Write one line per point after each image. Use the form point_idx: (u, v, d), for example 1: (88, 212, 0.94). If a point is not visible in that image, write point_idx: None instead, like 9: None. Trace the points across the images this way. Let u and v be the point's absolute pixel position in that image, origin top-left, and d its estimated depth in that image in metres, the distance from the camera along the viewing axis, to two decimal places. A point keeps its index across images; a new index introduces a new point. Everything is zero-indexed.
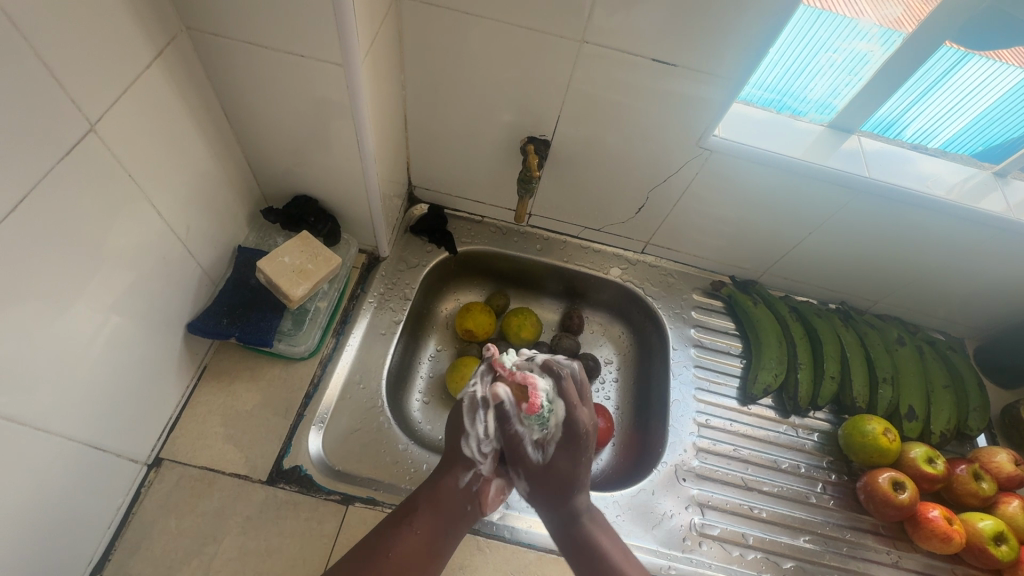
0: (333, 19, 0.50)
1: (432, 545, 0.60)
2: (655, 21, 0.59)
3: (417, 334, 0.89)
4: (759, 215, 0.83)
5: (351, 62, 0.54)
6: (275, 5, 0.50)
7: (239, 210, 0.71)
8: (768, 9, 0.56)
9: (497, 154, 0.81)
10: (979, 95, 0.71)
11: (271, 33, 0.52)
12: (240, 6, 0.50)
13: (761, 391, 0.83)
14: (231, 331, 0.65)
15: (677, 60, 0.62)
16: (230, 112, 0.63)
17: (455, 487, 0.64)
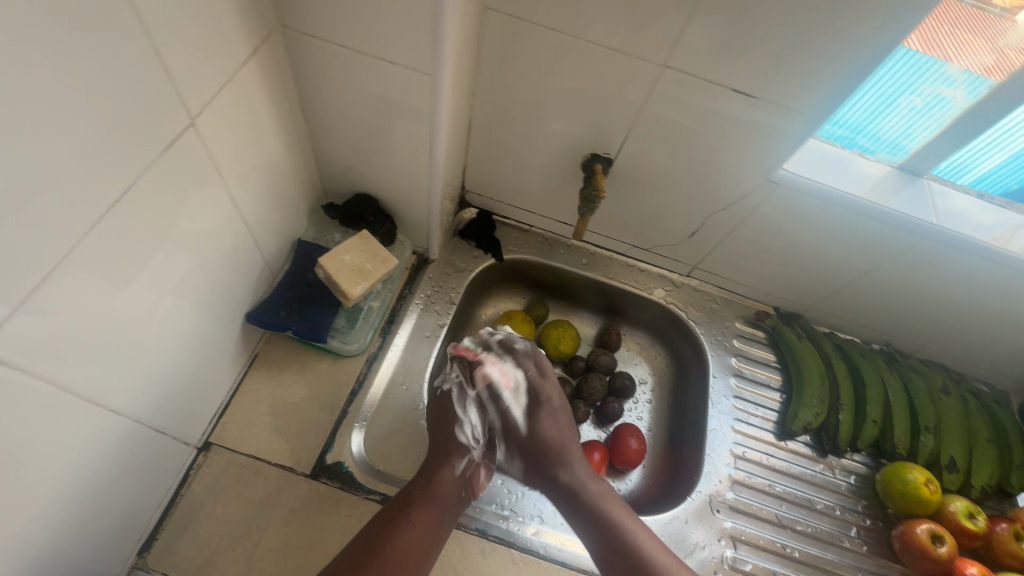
0: (431, 32, 0.50)
1: (432, 537, 0.60)
2: (743, 53, 0.58)
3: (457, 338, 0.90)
4: (814, 250, 0.82)
5: (440, 73, 0.54)
6: (374, 11, 0.49)
7: (302, 203, 0.72)
8: (861, 50, 0.55)
9: (557, 167, 0.81)
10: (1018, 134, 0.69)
11: (364, 37, 0.52)
12: (338, 8, 0.50)
13: (800, 429, 0.82)
14: (288, 324, 0.65)
15: (758, 93, 0.62)
16: (308, 108, 0.63)
17: (453, 476, 0.65)
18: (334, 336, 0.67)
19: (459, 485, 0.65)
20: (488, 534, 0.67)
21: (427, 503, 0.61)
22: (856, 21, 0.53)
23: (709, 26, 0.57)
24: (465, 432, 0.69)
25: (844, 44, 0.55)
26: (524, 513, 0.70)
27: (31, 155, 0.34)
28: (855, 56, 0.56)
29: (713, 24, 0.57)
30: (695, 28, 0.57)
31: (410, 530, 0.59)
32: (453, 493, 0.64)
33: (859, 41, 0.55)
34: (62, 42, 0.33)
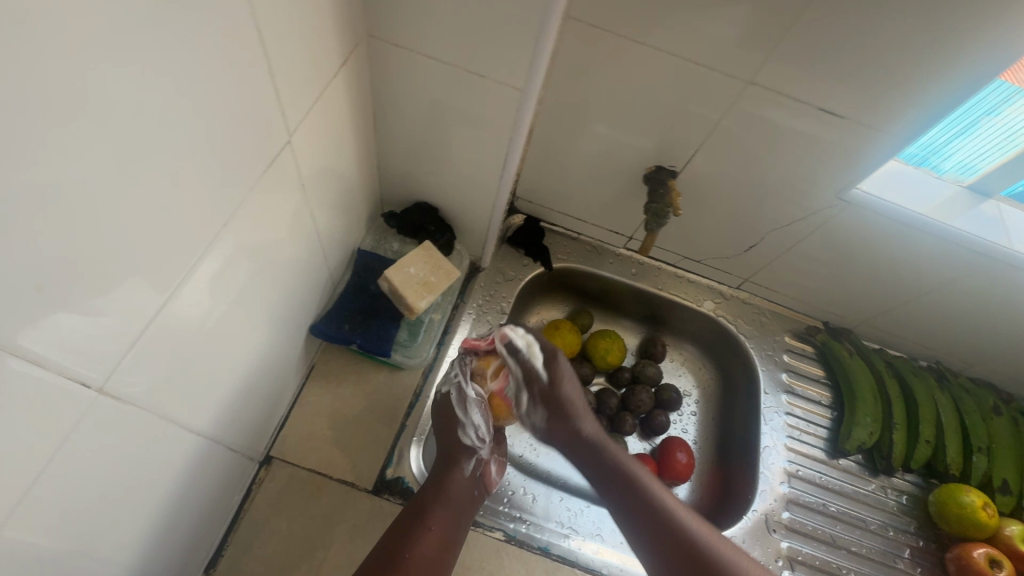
0: (530, 47, 0.48)
1: (453, 536, 0.61)
2: (835, 72, 0.56)
3: None
4: (875, 267, 0.80)
5: (530, 89, 0.52)
6: (472, 24, 0.48)
7: (362, 211, 0.70)
8: (961, 74, 0.54)
9: (617, 178, 0.79)
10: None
11: (455, 49, 0.51)
12: (433, 19, 0.48)
13: (854, 448, 0.81)
14: (353, 337, 0.64)
15: (843, 112, 0.60)
16: (379, 117, 0.61)
17: (463, 477, 0.64)
18: (398, 350, 0.66)
19: (470, 484, 0.65)
20: (551, 553, 0.67)
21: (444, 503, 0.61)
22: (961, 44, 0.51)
23: (804, 44, 0.55)
24: (470, 434, 0.67)
25: (944, 67, 0.54)
26: (583, 531, 0.70)
27: (161, 183, 0.32)
28: (954, 80, 0.55)
29: (808, 42, 0.55)
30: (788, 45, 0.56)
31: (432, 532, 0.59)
32: (467, 492, 0.64)
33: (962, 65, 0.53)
34: (193, 65, 0.31)
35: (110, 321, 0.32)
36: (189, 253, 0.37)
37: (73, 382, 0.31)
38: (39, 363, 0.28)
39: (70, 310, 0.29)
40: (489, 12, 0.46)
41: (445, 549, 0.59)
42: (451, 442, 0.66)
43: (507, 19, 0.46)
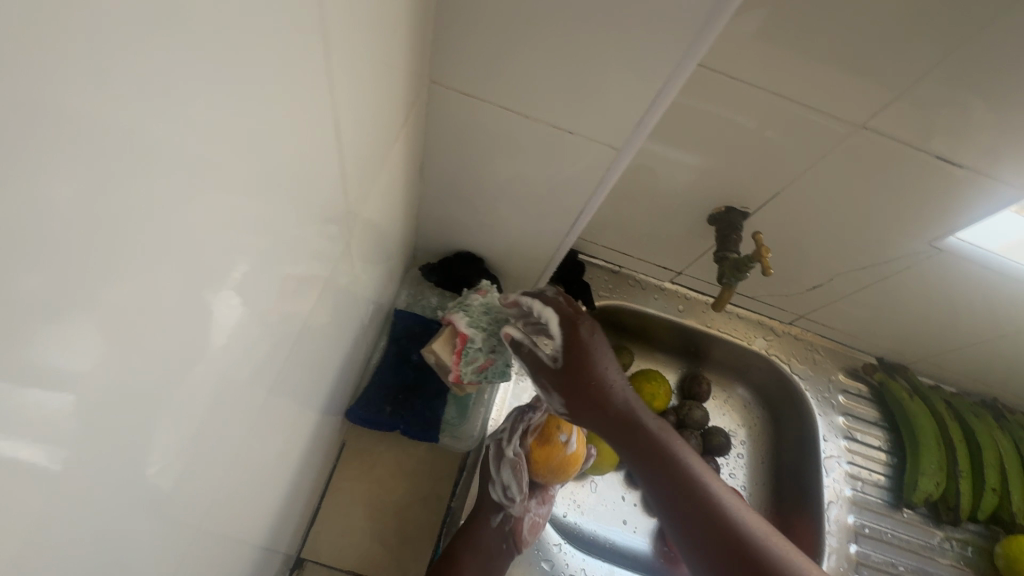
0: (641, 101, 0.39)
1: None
2: (965, 123, 0.51)
3: None
4: (948, 309, 0.75)
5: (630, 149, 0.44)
6: (573, 74, 0.39)
7: (398, 266, 0.60)
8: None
9: (674, 216, 0.72)
10: None
11: (542, 102, 0.42)
12: (522, 67, 0.40)
13: (921, 501, 0.76)
14: (396, 422, 0.55)
15: (964, 164, 0.54)
16: (427, 167, 0.52)
17: (489, 528, 0.61)
18: (446, 433, 0.57)
19: (495, 539, 0.60)
20: None
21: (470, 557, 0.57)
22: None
23: (939, 92, 0.49)
24: (497, 490, 0.62)
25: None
26: None
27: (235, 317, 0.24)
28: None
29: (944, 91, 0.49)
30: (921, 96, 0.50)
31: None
32: (492, 548, 0.60)
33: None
34: (274, 174, 0.22)
35: (192, 432, 0.23)
36: (245, 387, 0.28)
37: (145, 522, 0.22)
38: (122, 510, 0.20)
39: (164, 426, 0.20)
40: (600, 63, 0.38)
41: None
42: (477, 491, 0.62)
43: (622, 70, 0.38)
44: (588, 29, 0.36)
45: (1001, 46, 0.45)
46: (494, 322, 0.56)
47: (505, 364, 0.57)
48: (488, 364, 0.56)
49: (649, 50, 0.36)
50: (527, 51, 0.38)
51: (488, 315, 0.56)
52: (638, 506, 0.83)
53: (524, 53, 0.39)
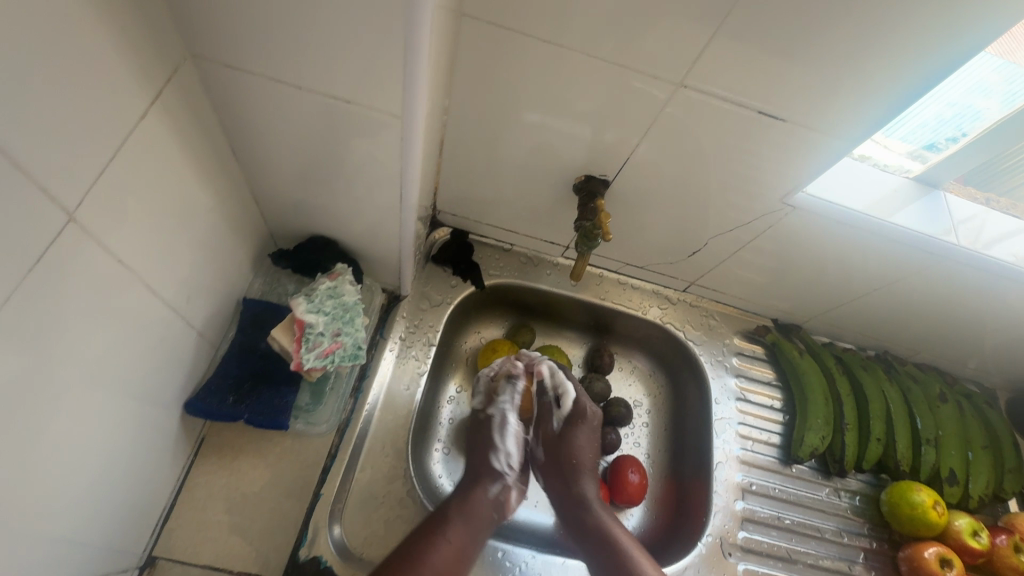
0: (399, 66, 0.37)
1: (461, 559, 0.59)
2: (780, 74, 0.52)
3: (438, 373, 0.81)
4: (821, 267, 0.77)
5: (413, 118, 0.42)
6: (324, 45, 0.37)
7: (244, 254, 0.59)
8: (903, 68, 0.50)
9: (543, 185, 0.72)
10: (929, 105, 0.59)
11: (311, 75, 0.40)
12: (271, 39, 0.37)
13: (807, 455, 0.78)
14: (239, 412, 0.54)
15: (792, 116, 0.56)
16: (239, 151, 0.50)
17: (485, 497, 0.67)
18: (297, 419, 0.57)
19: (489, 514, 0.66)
20: None
21: (460, 523, 0.61)
22: (912, 41, 0.48)
23: (748, 45, 0.50)
24: (500, 460, 0.72)
25: (887, 63, 0.50)
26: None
27: None
28: (900, 70, 0.50)
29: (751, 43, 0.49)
30: (734, 50, 0.50)
31: (444, 548, 0.58)
32: (484, 520, 0.65)
33: (909, 58, 0.49)
34: None
35: None
36: None
37: None
38: None
39: None
40: (343, 33, 0.36)
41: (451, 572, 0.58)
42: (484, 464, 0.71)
43: (367, 39, 0.36)
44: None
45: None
46: (339, 306, 0.56)
47: (354, 348, 0.58)
48: (335, 348, 0.56)
49: (381, 12, 0.34)
50: (267, 23, 0.36)
51: (332, 300, 0.56)
52: None
53: (265, 24, 0.36)
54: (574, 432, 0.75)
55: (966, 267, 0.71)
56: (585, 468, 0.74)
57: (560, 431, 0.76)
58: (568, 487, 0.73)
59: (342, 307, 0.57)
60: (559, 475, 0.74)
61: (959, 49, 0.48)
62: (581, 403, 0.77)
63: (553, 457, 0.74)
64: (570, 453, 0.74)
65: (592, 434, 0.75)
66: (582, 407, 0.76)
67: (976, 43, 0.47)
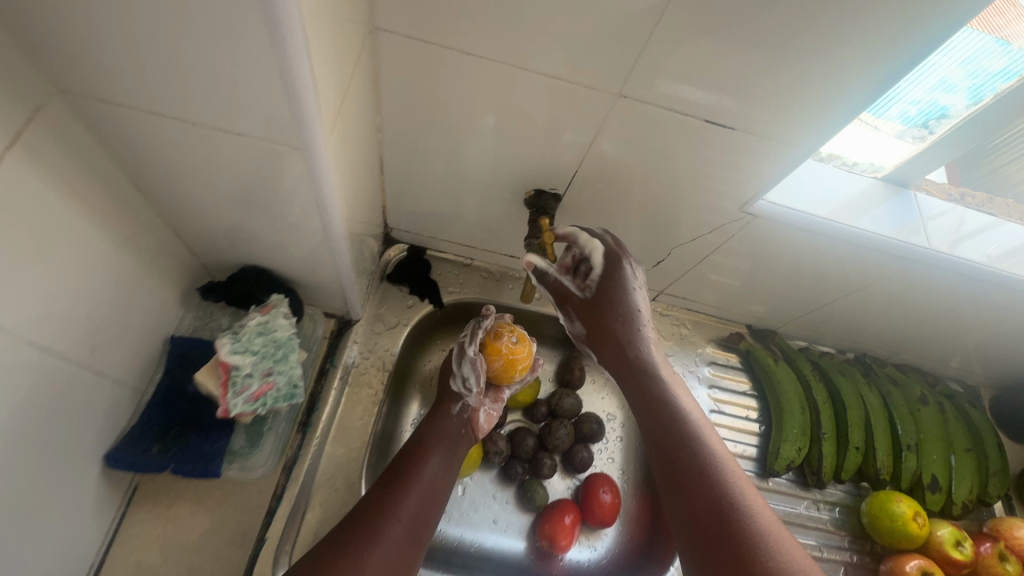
0: (283, 93, 0.35)
1: (447, 467, 0.65)
2: (718, 77, 0.50)
3: (398, 392, 0.76)
4: (790, 272, 0.74)
5: (313, 147, 0.39)
6: (202, 67, 0.34)
7: (171, 291, 0.56)
8: (851, 65, 0.47)
9: (494, 196, 0.69)
10: (896, 101, 0.55)
11: (198, 101, 0.37)
12: (146, 64, 0.34)
13: (784, 468, 0.75)
14: (166, 462, 0.50)
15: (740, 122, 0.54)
16: (146, 184, 0.46)
17: (451, 416, 0.70)
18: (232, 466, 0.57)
19: (459, 426, 0.70)
20: None
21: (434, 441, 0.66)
22: (853, 36, 0.45)
23: (682, 48, 0.48)
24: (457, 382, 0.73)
25: (829, 62, 0.47)
26: None
27: None
28: (838, 67, 0.48)
29: (688, 46, 0.47)
30: (671, 51, 0.48)
31: (427, 465, 0.63)
32: (455, 434, 0.69)
33: (850, 54, 0.47)
34: None
35: None
36: None
37: None
38: None
39: None
40: (218, 53, 0.33)
41: (440, 479, 0.63)
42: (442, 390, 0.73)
43: (243, 58, 0.33)
44: (175, 17, 0.31)
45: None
46: (270, 343, 0.53)
47: (289, 387, 0.55)
48: (266, 390, 0.52)
49: (250, 36, 0.32)
50: (134, 48, 0.33)
51: (263, 337, 0.53)
52: (511, 505, 0.80)
53: (134, 50, 0.33)
54: (612, 283, 0.59)
55: (940, 269, 0.68)
56: (638, 327, 0.59)
57: (591, 295, 0.60)
58: (620, 360, 0.59)
59: (274, 345, 0.53)
60: (601, 340, 0.60)
61: (903, 41, 0.45)
62: (611, 253, 0.59)
63: (594, 323, 0.60)
64: (614, 317, 0.59)
65: (629, 281, 0.59)
66: (614, 255, 0.59)
67: (920, 35, 0.45)
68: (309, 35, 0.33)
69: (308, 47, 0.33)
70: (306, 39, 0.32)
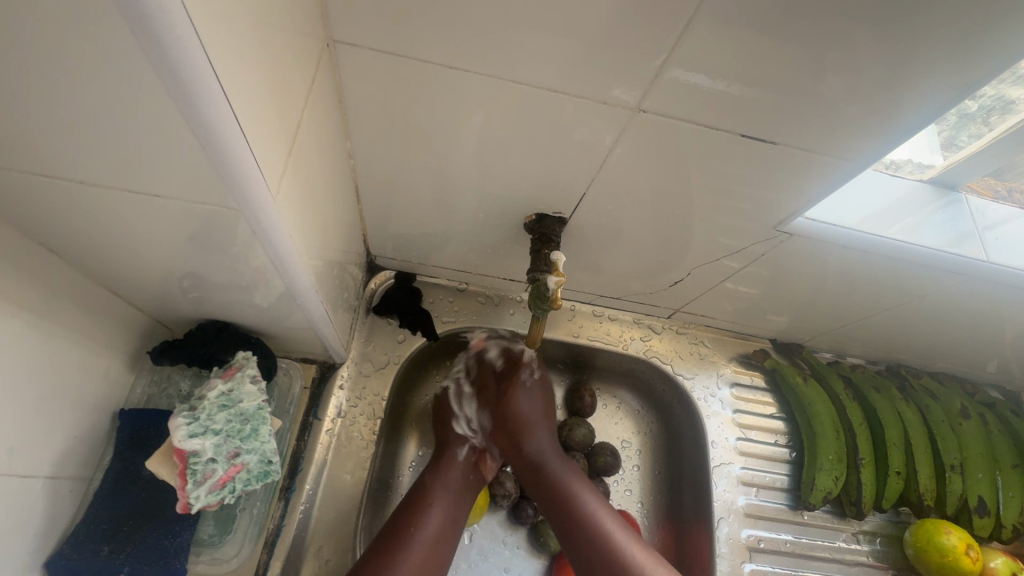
0: (199, 149, 0.28)
1: (451, 524, 0.56)
2: (737, 80, 0.43)
3: (394, 435, 0.68)
4: (823, 288, 0.68)
5: (253, 207, 0.33)
6: (95, 116, 0.27)
7: (119, 356, 0.48)
8: (894, 61, 0.40)
9: (488, 219, 0.62)
10: (967, 105, 0.48)
11: (99, 158, 0.30)
12: (22, 115, 0.27)
13: (820, 501, 0.69)
14: (119, 564, 0.44)
15: (762, 130, 0.47)
16: (73, 247, 0.39)
17: (456, 462, 0.62)
18: (199, 556, 0.51)
19: (467, 477, 0.61)
20: None
21: (438, 493, 0.57)
22: (900, 26, 0.38)
23: (695, 48, 0.41)
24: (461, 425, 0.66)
25: (868, 58, 0.40)
26: None
27: None
28: (879, 66, 0.41)
29: (702, 45, 0.40)
30: (681, 52, 0.41)
31: (430, 523, 0.54)
32: (462, 484, 0.60)
33: (890, 48, 0.40)
34: None
35: None
36: None
37: None
38: None
39: None
40: (113, 101, 0.26)
41: (442, 540, 0.54)
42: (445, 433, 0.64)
43: (146, 106, 0.26)
44: (43, 58, 0.24)
45: None
46: (235, 418, 0.46)
47: (262, 465, 0.47)
48: (234, 473, 0.46)
49: (142, 83, 0.25)
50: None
51: (226, 411, 0.45)
52: (523, 550, 0.71)
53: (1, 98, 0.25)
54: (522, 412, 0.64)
55: (988, 279, 0.62)
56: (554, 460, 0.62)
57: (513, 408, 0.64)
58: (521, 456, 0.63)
59: (239, 419, 0.46)
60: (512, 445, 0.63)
61: (963, 27, 0.38)
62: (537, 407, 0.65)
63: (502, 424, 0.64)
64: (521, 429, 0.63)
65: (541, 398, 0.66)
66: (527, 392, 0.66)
67: (980, 20, 0.38)
68: (226, 78, 0.26)
69: (227, 94, 0.27)
70: (225, 92, 0.26)
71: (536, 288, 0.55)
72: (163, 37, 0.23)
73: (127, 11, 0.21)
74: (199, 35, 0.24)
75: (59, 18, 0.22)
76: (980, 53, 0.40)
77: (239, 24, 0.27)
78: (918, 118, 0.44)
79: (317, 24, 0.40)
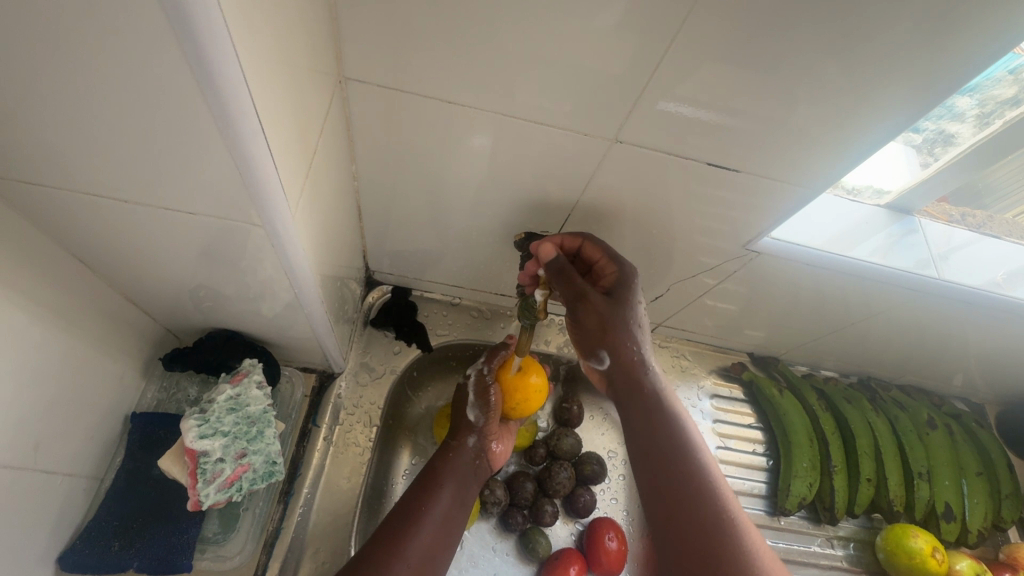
0: (236, 173, 0.33)
1: (457, 506, 0.60)
2: (705, 112, 0.48)
3: (390, 443, 0.71)
4: (794, 304, 0.72)
5: (276, 223, 0.37)
6: (141, 138, 0.31)
7: (133, 363, 0.51)
8: (841, 97, 0.46)
9: (480, 238, 0.66)
10: (912, 136, 0.53)
11: (143, 179, 0.34)
12: (79, 138, 0.31)
13: (795, 506, 0.73)
14: (129, 560, 0.46)
15: (729, 157, 0.52)
16: (102, 261, 0.43)
17: (465, 449, 0.65)
18: (203, 554, 0.53)
19: (473, 463, 0.65)
20: None
21: (446, 476, 0.61)
22: (845, 67, 0.43)
23: (667, 84, 0.46)
24: (474, 413, 0.67)
25: (819, 94, 0.46)
26: None
27: None
28: (830, 101, 0.46)
29: (673, 82, 0.46)
30: (654, 88, 0.46)
31: (437, 501, 0.58)
32: (468, 471, 0.64)
33: (837, 85, 0.45)
34: None
35: None
36: None
37: None
38: None
39: None
40: (162, 128, 0.30)
41: (449, 520, 0.58)
42: (458, 420, 0.67)
43: (193, 135, 0.30)
44: (109, 93, 0.28)
45: (709, 18, 0.41)
46: (242, 421, 0.49)
47: (267, 465, 0.51)
48: (240, 473, 0.49)
49: (193, 114, 0.29)
50: (62, 120, 0.29)
51: (234, 414, 0.48)
52: (512, 557, 0.73)
53: (65, 123, 0.30)
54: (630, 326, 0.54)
55: (944, 296, 0.67)
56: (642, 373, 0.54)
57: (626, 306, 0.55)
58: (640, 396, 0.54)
59: (247, 422, 0.49)
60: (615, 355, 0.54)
61: (899, 69, 0.44)
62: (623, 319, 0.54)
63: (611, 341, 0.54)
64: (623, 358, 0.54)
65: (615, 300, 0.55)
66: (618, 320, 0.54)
67: (912, 64, 0.43)
68: (262, 110, 0.31)
69: (263, 123, 0.31)
70: (263, 126, 0.31)
71: (525, 301, 0.59)
72: (215, 72, 0.27)
73: (190, 56, 0.26)
74: (244, 72, 0.28)
75: (127, 55, 0.26)
76: (916, 91, 0.45)
77: (272, 66, 0.31)
78: (868, 147, 0.50)
79: (333, 62, 0.45)
